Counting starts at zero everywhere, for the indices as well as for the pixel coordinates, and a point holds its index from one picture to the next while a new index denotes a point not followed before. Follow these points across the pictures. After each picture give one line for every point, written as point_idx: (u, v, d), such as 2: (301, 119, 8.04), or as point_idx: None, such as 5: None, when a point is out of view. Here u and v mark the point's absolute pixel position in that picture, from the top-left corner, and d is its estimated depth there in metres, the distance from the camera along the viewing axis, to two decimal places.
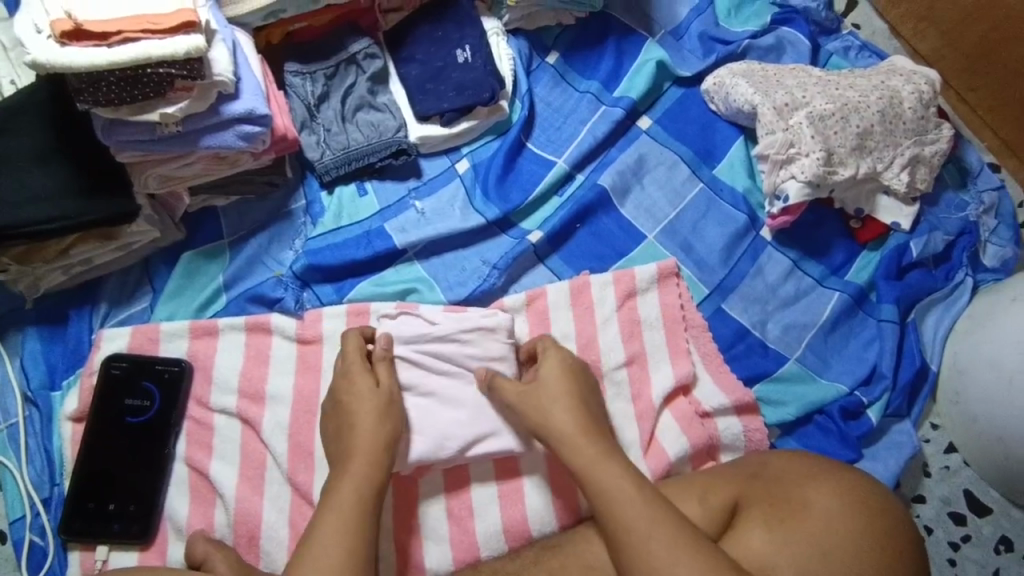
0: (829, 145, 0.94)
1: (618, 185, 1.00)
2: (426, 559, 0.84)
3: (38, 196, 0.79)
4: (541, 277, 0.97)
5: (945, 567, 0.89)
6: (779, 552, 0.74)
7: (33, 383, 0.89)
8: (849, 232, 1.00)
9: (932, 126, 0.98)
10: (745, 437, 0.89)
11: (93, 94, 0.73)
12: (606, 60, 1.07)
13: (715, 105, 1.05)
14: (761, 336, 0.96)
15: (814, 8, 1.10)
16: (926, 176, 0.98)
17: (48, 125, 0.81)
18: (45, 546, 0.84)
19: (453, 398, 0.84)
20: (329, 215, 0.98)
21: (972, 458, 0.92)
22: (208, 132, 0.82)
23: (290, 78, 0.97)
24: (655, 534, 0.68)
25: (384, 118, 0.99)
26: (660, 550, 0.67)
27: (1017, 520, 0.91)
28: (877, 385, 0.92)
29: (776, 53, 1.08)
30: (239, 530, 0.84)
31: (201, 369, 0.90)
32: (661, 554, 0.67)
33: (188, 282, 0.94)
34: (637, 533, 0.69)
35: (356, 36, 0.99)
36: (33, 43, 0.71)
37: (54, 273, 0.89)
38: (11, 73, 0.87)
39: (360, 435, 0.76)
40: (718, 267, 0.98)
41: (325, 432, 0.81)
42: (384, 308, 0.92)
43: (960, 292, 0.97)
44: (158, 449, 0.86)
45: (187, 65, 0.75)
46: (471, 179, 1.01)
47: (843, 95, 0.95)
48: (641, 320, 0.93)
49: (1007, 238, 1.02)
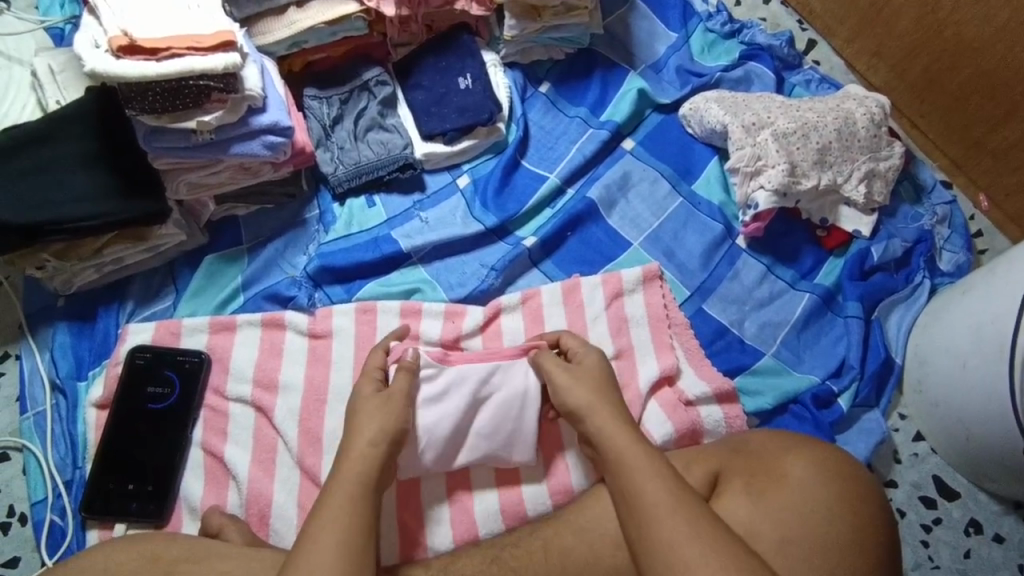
0: (792, 159, 1.05)
1: (606, 197, 1.10)
2: (428, 539, 0.89)
3: (83, 196, 0.88)
4: (535, 280, 1.06)
5: (919, 547, 0.96)
6: (765, 525, 0.77)
7: (61, 371, 0.96)
8: (816, 240, 1.10)
9: (885, 144, 1.10)
10: (726, 423, 0.95)
11: (141, 102, 0.85)
12: (593, 89, 1.19)
13: (691, 128, 1.16)
14: (740, 333, 1.04)
15: (778, 46, 1.23)
16: (882, 189, 1.09)
17: (91, 134, 0.91)
18: (64, 526, 0.89)
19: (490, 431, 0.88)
20: (340, 224, 1.06)
21: (938, 445, 1.00)
22: (237, 141, 0.92)
23: (309, 102, 1.07)
24: (672, 514, 0.68)
25: (392, 137, 1.08)
26: (680, 527, 0.67)
27: (985, 503, 0.98)
28: (847, 375, 1.00)
29: (745, 84, 1.20)
30: (251, 508, 0.89)
31: (219, 360, 0.96)
32: (680, 530, 0.67)
33: (210, 283, 1.02)
34: (656, 510, 0.69)
35: (369, 66, 1.10)
36: (91, 55, 0.81)
37: (87, 271, 0.97)
38: (58, 93, 0.97)
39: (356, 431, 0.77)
40: (698, 270, 1.07)
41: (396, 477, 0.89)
42: (390, 306, 0.99)
43: (918, 293, 1.07)
44: (177, 435, 0.92)
45: (224, 79, 0.86)
46: (471, 192, 1.10)
47: (803, 115, 1.08)
48: (629, 318, 1.00)
49: (960, 245, 1.12)
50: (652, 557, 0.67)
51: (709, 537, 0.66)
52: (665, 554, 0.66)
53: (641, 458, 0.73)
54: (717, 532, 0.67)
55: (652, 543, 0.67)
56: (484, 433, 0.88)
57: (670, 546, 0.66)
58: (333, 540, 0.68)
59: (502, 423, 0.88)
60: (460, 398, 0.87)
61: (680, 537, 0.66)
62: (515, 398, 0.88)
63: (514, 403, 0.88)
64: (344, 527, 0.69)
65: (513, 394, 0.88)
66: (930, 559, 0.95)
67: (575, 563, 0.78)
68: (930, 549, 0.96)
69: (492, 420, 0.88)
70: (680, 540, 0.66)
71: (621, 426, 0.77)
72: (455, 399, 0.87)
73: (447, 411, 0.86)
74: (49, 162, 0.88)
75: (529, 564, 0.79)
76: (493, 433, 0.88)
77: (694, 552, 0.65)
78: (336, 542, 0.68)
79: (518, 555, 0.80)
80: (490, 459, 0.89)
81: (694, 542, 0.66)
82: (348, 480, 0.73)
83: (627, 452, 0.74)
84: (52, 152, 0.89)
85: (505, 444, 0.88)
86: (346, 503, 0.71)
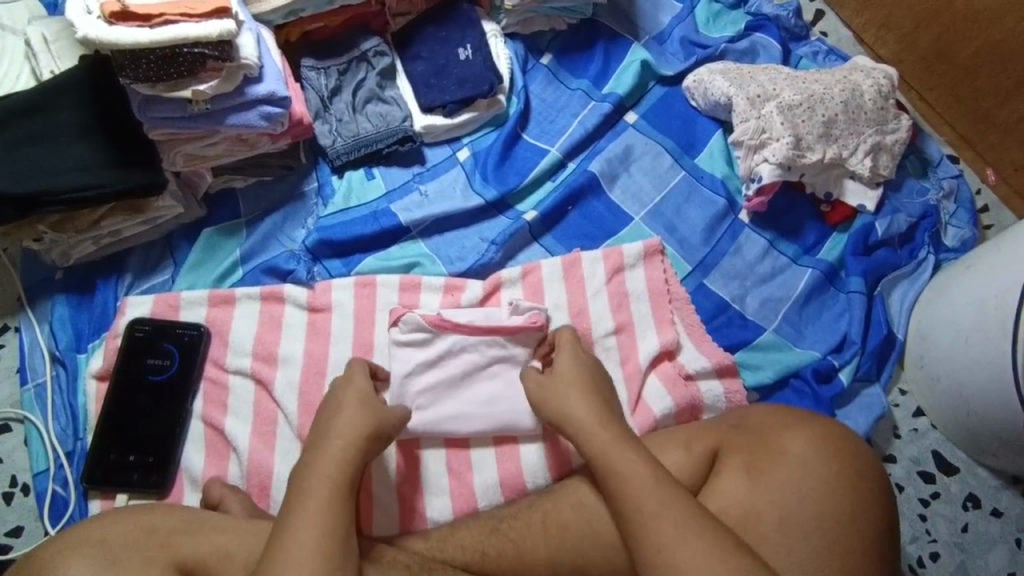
0: (797, 131, 1.04)
1: (607, 171, 1.09)
2: (427, 510, 0.89)
3: (79, 166, 0.87)
4: (535, 255, 1.05)
5: (917, 521, 0.96)
6: (762, 498, 0.77)
7: (61, 344, 0.96)
8: (820, 215, 1.09)
9: (892, 117, 1.08)
10: (726, 397, 0.95)
11: (134, 70, 0.83)
12: (595, 61, 1.17)
13: (695, 101, 1.15)
14: (741, 309, 1.03)
15: (784, 17, 1.21)
16: (888, 163, 1.08)
17: (86, 105, 0.89)
18: (66, 496, 0.90)
19: (492, 400, 0.90)
20: (339, 197, 1.05)
21: (939, 421, 0.99)
22: (233, 111, 0.91)
23: (306, 72, 1.06)
24: (662, 516, 0.68)
25: (391, 110, 1.07)
26: (668, 530, 0.67)
27: (983, 478, 0.98)
28: (848, 351, 1.00)
29: (750, 56, 1.18)
30: (252, 480, 0.90)
31: (218, 333, 0.96)
32: (668, 533, 0.67)
33: (208, 256, 1.01)
34: (646, 511, 0.69)
35: (367, 36, 1.08)
36: (83, 21, 0.80)
37: (85, 243, 0.97)
38: (52, 62, 0.95)
39: (354, 406, 0.77)
40: (700, 245, 1.06)
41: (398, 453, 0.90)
42: (390, 280, 0.98)
43: (923, 268, 1.06)
44: (177, 407, 0.92)
45: (219, 47, 0.84)
46: (471, 166, 1.09)
47: (810, 87, 1.06)
48: (629, 292, 1.00)
49: (965, 221, 1.11)
50: (644, 561, 0.68)
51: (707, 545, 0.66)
52: (657, 559, 0.67)
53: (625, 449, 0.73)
54: (716, 533, 0.67)
55: (644, 548, 0.68)
56: (485, 403, 0.90)
57: (660, 551, 0.67)
58: (319, 519, 0.68)
59: (502, 391, 0.90)
60: (457, 366, 0.90)
61: (670, 543, 0.66)
62: (509, 371, 0.91)
63: (508, 376, 0.91)
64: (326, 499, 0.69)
65: (512, 362, 0.91)
66: (928, 533, 0.95)
67: (574, 533, 0.78)
68: (928, 523, 0.96)
69: (491, 390, 0.90)
70: (668, 543, 0.67)
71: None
72: (453, 365, 0.90)
73: (447, 375, 0.90)
74: (44, 132, 0.87)
75: (527, 535, 0.80)
76: (486, 405, 0.90)
77: (683, 555, 0.66)
78: (320, 523, 0.67)
79: (516, 527, 0.81)
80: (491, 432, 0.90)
81: (682, 544, 0.66)
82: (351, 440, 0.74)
83: (621, 461, 0.72)
84: (47, 121, 0.88)
85: (508, 411, 0.90)
86: (334, 481, 0.71)
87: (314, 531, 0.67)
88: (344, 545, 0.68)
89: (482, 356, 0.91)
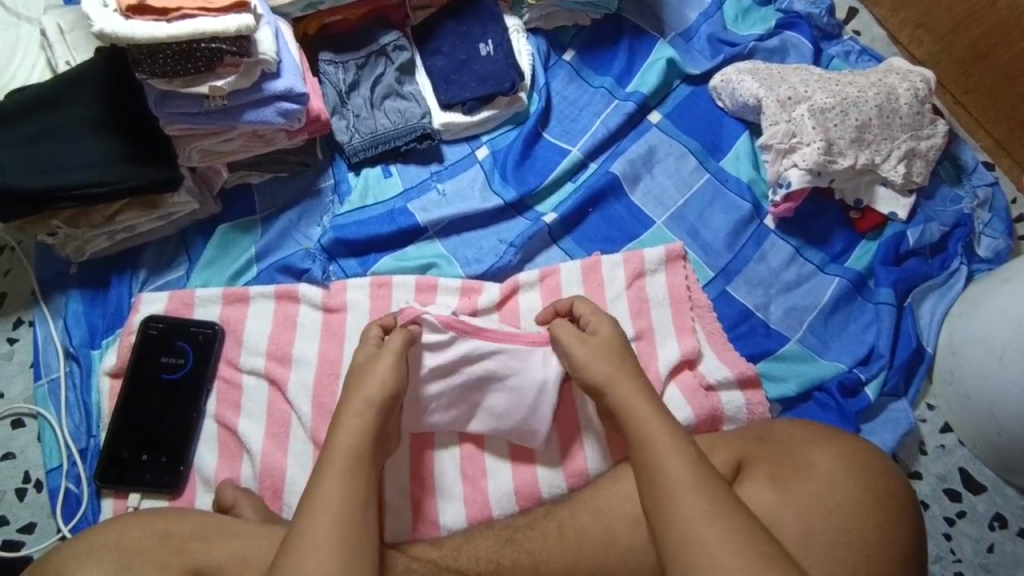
0: (829, 136, 1.00)
1: (629, 172, 1.06)
2: (441, 517, 0.88)
3: (92, 161, 0.86)
4: (554, 257, 1.02)
5: (941, 540, 0.94)
6: (787, 510, 0.75)
7: (75, 340, 0.95)
8: (849, 221, 1.06)
9: (927, 122, 1.05)
10: (748, 409, 0.92)
11: (150, 65, 0.81)
12: (619, 59, 1.13)
13: (722, 101, 1.11)
14: (764, 317, 1.00)
15: (817, 14, 1.17)
16: (922, 170, 1.04)
17: (101, 98, 0.88)
18: (79, 494, 0.89)
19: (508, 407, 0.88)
20: (355, 194, 1.03)
21: (967, 438, 0.97)
22: (250, 108, 0.89)
23: (324, 67, 1.03)
24: (695, 491, 0.67)
25: (410, 106, 1.04)
26: (702, 504, 0.66)
27: (1011, 498, 0.96)
28: (875, 364, 0.97)
29: (780, 55, 1.14)
30: (264, 483, 0.89)
31: (232, 332, 0.95)
32: (701, 507, 0.66)
33: (222, 253, 1.00)
34: (680, 486, 0.68)
35: (386, 30, 1.05)
36: (99, 14, 0.78)
37: (99, 238, 0.96)
38: (67, 53, 0.94)
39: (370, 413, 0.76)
40: (723, 251, 1.03)
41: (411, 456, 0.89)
42: (406, 281, 0.97)
43: (955, 280, 1.02)
44: (189, 406, 0.91)
45: (237, 42, 0.82)
46: (491, 164, 1.07)
47: (843, 90, 1.02)
48: (650, 298, 0.97)
49: (1000, 230, 1.07)
50: (668, 532, 0.67)
51: (748, 556, 0.64)
52: (682, 530, 0.66)
53: (666, 439, 0.71)
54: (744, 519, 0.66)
55: (671, 522, 0.67)
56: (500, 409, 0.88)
57: (689, 524, 0.66)
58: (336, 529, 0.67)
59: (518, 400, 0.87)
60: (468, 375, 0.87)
61: (700, 517, 0.66)
62: (520, 388, 0.87)
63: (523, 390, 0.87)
64: (341, 511, 0.68)
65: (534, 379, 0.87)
66: (952, 553, 0.93)
67: (591, 549, 0.76)
68: (952, 543, 0.93)
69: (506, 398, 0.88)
70: (698, 517, 0.66)
71: (650, 408, 0.74)
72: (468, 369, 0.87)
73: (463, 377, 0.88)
74: (57, 126, 0.86)
75: (543, 546, 0.78)
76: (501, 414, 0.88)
77: (713, 529, 0.65)
78: (344, 528, 0.67)
79: (532, 537, 0.79)
80: (508, 440, 0.88)
81: (713, 519, 0.65)
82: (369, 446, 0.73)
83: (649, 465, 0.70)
84: (61, 115, 0.87)
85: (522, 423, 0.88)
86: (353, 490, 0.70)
87: (335, 534, 0.67)
88: (357, 538, 0.68)
89: (499, 367, 0.87)
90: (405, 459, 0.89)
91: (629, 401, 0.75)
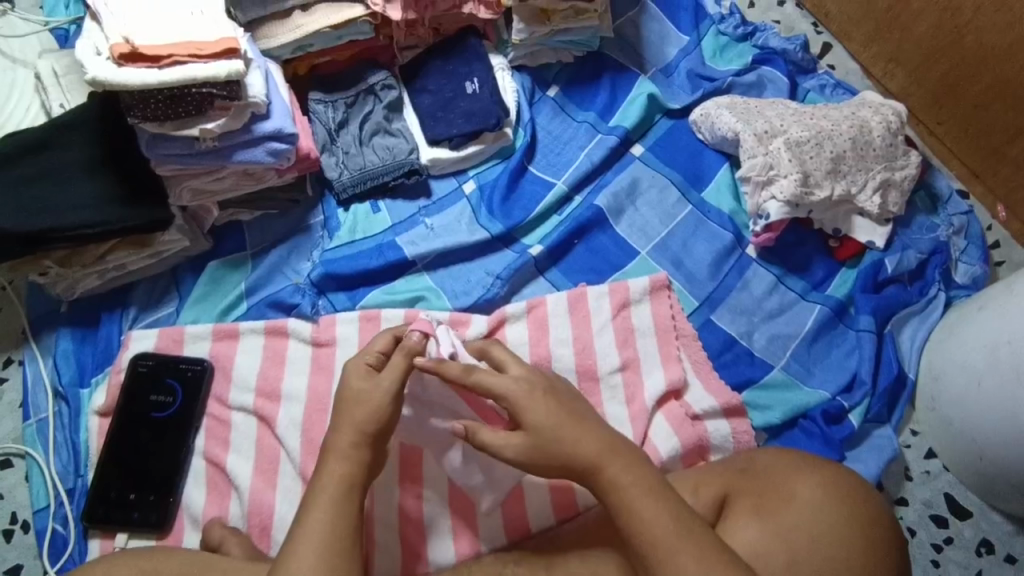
0: (804, 168, 1.03)
1: (613, 205, 1.08)
2: (430, 552, 0.88)
3: (83, 202, 0.87)
4: (541, 289, 1.04)
5: (929, 567, 0.94)
6: (773, 541, 0.75)
7: (64, 379, 0.96)
8: (828, 250, 1.09)
9: (901, 153, 1.08)
10: (734, 438, 0.93)
11: (142, 110, 0.84)
12: (602, 94, 1.17)
13: (702, 134, 1.14)
14: (749, 345, 1.02)
15: (791, 50, 1.21)
16: (897, 199, 1.07)
17: (94, 141, 0.90)
18: (66, 535, 0.89)
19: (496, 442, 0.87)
20: (344, 230, 1.05)
21: (950, 463, 0.98)
22: (240, 148, 0.91)
23: (314, 106, 1.06)
24: (683, 550, 0.67)
25: (397, 142, 1.07)
26: (691, 565, 0.67)
27: (997, 523, 0.96)
28: (858, 391, 0.98)
29: (757, 90, 1.18)
30: (252, 520, 0.88)
31: (221, 368, 0.96)
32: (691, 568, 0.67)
33: (213, 289, 1.01)
34: (665, 549, 0.68)
35: (374, 70, 1.09)
36: (92, 63, 0.80)
37: (90, 277, 0.97)
38: (61, 96, 0.96)
39: None
40: (707, 280, 1.05)
41: (399, 492, 0.89)
42: (394, 315, 0.98)
43: (933, 307, 1.05)
44: (178, 443, 0.91)
45: (227, 87, 0.85)
46: (478, 198, 1.09)
47: (817, 123, 1.06)
48: (635, 329, 0.99)
49: (976, 257, 1.10)
50: None
51: None
52: None
53: (641, 478, 0.72)
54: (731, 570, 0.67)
55: None
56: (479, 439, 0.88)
57: None
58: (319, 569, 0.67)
59: None
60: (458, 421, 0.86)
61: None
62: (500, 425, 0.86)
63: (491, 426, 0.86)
64: (324, 553, 0.68)
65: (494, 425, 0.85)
66: None
67: None
68: (940, 570, 0.94)
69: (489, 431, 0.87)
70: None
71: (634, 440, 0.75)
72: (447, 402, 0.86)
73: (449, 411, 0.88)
74: (51, 169, 0.88)
75: None
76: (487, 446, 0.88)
77: None
78: (329, 568, 0.67)
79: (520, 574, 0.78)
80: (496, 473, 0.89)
81: None
82: (353, 482, 0.73)
83: (636, 501, 0.70)
84: (55, 158, 0.88)
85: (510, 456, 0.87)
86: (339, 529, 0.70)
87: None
88: None
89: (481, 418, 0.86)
90: (394, 494, 0.89)
91: (613, 432, 0.75)
